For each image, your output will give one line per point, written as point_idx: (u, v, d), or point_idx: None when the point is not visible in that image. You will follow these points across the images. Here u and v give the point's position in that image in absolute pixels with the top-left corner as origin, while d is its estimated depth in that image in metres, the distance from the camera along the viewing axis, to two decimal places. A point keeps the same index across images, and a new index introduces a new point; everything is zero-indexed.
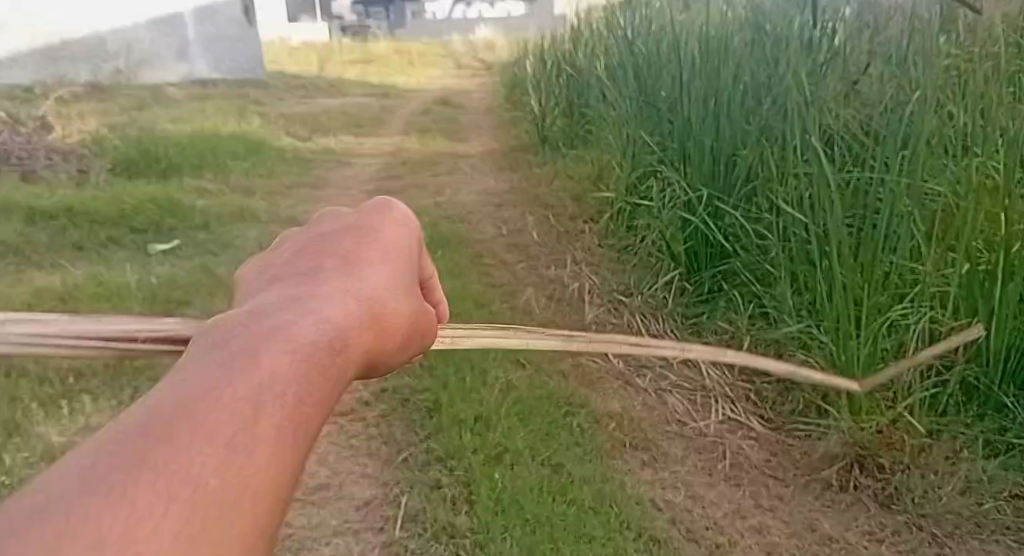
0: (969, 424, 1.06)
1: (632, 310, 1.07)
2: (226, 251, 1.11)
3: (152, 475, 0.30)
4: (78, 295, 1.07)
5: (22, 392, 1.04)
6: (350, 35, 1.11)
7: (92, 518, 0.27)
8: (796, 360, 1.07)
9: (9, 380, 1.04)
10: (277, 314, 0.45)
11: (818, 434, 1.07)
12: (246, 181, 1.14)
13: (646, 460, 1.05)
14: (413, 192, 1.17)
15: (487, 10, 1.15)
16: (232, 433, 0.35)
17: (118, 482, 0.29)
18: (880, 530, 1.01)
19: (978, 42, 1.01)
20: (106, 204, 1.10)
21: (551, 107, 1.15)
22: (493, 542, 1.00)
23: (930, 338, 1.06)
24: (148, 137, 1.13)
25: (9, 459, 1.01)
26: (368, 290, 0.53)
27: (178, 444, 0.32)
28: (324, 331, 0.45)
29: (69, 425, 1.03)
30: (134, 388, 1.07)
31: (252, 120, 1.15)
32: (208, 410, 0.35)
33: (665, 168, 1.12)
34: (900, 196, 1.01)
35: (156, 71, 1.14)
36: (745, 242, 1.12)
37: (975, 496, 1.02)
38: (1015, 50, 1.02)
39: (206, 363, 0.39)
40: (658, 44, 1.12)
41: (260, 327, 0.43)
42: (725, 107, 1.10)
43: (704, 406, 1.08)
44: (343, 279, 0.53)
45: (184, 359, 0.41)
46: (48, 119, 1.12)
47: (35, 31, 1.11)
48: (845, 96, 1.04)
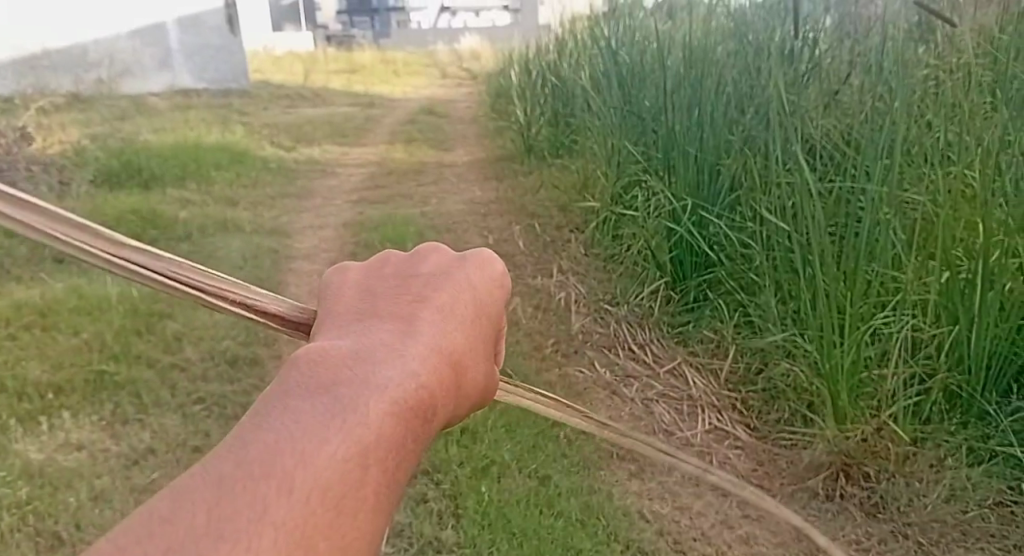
0: (953, 432, 1.05)
1: (618, 319, 1.12)
2: (208, 262, 1.12)
3: None
4: (58, 309, 1.06)
5: (1, 408, 1.04)
6: (334, 45, 1.09)
7: None
8: (780, 368, 1.09)
9: None
10: (366, 365, 0.32)
11: (804, 442, 1.07)
12: (230, 192, 1.15)
13: (634, 470, 1.06)
14: (400, 201, 1.17)
15: (473, 18, 1.10)
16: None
17: None
18: (867, 539, 1.02)
19: (956, 54, 0.99)
20: (86, 215, 1.10)
21: (536, 116, 1.15)
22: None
23: (914, 345, 1.06)
24: (130, 148, 1.12)
25: None
26: (459, 353, 0.35)
27: None
28: (412, 402, 0.32)
29: (48, 441, 1.03)
30: (114, 404, 1.05)
31: (236, 130, 1.14)
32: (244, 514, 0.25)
33: (650, 177, 1.16)
34: (883, 205, 1.03)
35: (138, 81, 1.11)
36: (730, 251, 1.15)
37: (960, 504, 1.02)
38: (990, 60, 0.99)
39: (283, 421, 0.29)
40: (642, 54, 1.11)
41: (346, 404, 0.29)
42: (708, 118, 1.12)
43: (691, 414, 1.10)
44: (431, 337, 0.35)
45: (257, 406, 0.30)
46: (29, 130, 1.09)
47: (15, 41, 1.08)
48: (825, 107, 1.05)
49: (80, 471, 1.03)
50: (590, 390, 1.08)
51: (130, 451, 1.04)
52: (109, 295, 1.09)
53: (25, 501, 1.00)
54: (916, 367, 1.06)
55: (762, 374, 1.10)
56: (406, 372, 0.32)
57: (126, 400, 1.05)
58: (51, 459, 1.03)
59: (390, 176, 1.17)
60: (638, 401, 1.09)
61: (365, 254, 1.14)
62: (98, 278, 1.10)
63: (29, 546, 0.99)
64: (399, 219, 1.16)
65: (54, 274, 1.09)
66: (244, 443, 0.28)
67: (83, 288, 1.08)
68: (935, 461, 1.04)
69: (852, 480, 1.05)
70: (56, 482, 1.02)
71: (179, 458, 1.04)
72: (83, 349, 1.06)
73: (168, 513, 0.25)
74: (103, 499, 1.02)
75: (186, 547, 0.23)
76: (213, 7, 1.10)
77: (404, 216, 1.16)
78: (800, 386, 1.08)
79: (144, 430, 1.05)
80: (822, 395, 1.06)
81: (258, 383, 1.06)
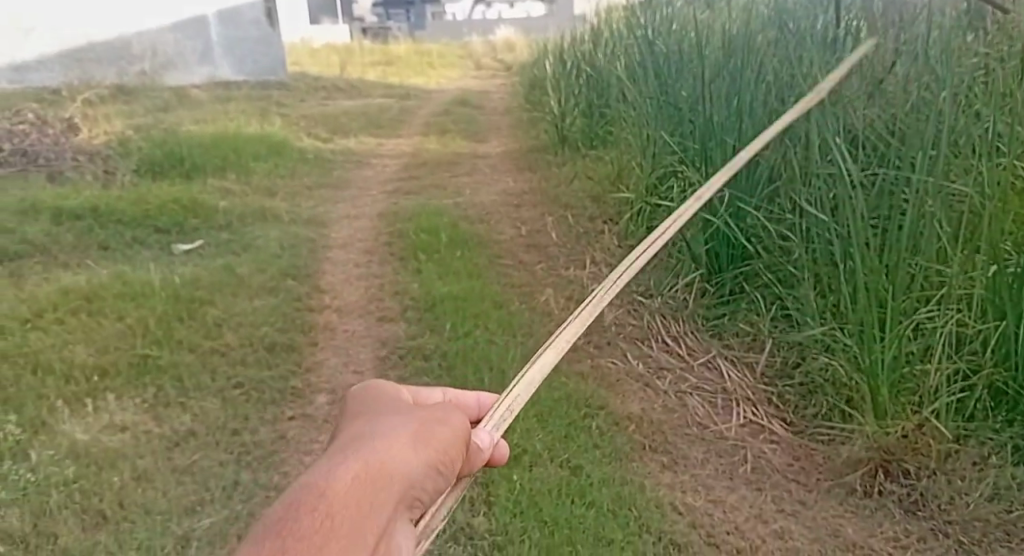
0: (998, 430, 1.00)
1: (651, 311, 1.12)
2: (247, 252, 1.14)
3: None
4: (104, 295, 1.08)
5: (48, 389, 1.02)
6: (370, 36, 1.16)
7: None
8: (820, 363, 1.05)
9: (36, 378, 1.02)
10: (351, 448, 0.38)
11: (842, 438, 1.02)
12: (269, 182, 1.17)
13: (667, 462, 1.01)
14: (434, 192, 1.19)
15: (507, 10, 1.16)
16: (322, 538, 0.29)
17: None
18: (906, 537, 0.94)
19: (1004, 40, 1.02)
20: (130, 204, 1.12)
21: (571, 107, 1.19)
22: (512, 545, 0.93)
23: (959, 341, 1.01)
24: (172, 138, 1.15)
25: (34, 456, 0.98)
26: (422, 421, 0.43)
27: None
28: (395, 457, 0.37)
29: (95, 422, 1.02)
30: (158, 388, 1.05)
31: (274, 121, 1.18)
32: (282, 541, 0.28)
33: (686, 167, 1.20)
34: (928, 195, 0.96)
35: (180, 73, 1.15)
36: (768, 243, 1.14)
37: (1004, 503, 0.96)
38: None
39: (297, 490, 0.33)
40: (680, 43, 1.17)
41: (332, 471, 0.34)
42: (747, 106, 1.16)
43: (724, 407, 1.05)
44: (408, 417, 0.44)
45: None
46: (75, 121, 1.11)
47: (62, 34, 1.10)
48: (867, 97, 1.07)
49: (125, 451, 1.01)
50: (620, 381, 1.06)
51: (171, 434, 1.03)
52: (151, 281, 1.09)
53: (73, 479, 0.98)
54: (960, 362, 1.01)
55: (799, 368, 1.06)
56: (360, 451, 0.37)
57: (168, 381, 1.05)
58: (97, 440, 1.01)
59: (422, 167, 1.20)
60: (670, 392, 1.06)
61: (400, 242, 1.16)
62: (141, 265, 1.10)
63: (76, 523, 0.96)
64: (433, 208, 1.18)
65: (98, 262, 1.11)
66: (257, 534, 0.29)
67: (126, 274, 1.09)
68: (980, 459, 0.99)
69: (891, 477, 0.99)
70: (101, 462, 1.00)
71: (218, 440, 1.04)
72: (126, 334, 1.07)
73: None
74: (146, 479, 1.01)
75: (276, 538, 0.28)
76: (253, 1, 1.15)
77: (437, 207, 1.17)
78: (839, 381, 1.04)
79: (186, 412, 1.04)
80: (861, 390, 1.02)
81: (294, 367, 1.09)
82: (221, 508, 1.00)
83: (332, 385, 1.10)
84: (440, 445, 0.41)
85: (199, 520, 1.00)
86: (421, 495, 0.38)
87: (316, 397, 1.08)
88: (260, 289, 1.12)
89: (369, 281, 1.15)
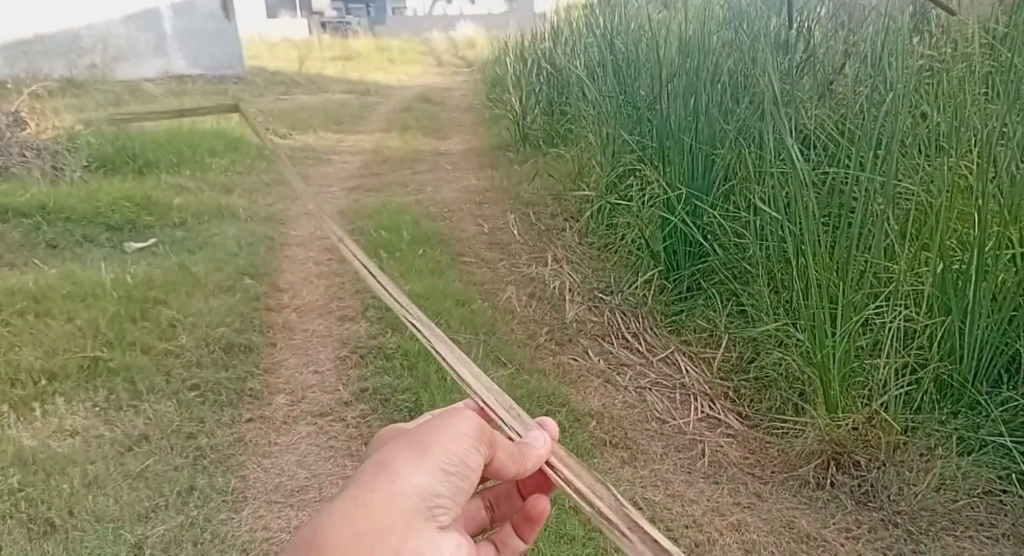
0: (943, 422, 0.96)
1: (611, 308, 1.16)
2: (202, 249, 1.27)
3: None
4: (52, 296, 1.29)
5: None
6: (330, 31, 1.17)
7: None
8: (773, 358, 1.05)
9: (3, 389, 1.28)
10: (395, 475, 0.87)
11: (796, 431, 1.04)
12: (225, 178, 1.27)
13: (626, 458, 1.15)
14: (396, 189, 1.25)
15: (468, 7, 1.17)
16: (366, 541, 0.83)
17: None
18: (856, 527, 1.02)
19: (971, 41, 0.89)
20: (84, 201, 1.27)
21: (532, 105, 1.17)
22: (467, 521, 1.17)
23: (905, 336, 0.96)
24: (125, 133, 1.26)
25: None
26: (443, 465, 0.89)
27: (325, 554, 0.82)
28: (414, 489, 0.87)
29: (43, 426, 1.28)
30: (108, 388, 1.28)
31: (232, 118, 1.25)
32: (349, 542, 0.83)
33: (644, 167, 1.13)
34: (874, 194, 0.93)
35: (130, 66, 1.24)
36: (723, 239, 1.08)
37: (949, 493, 0.97)
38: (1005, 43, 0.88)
39: (358, 507, 0.85)
40: (637, 42, 1.10)
41: (375, 498, 0.86)
42: (704, 108, 1.06)
43: (683, 403, 1.11)
44: (433, 462, 0.89)
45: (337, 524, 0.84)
46: (22, 115, 1.26)
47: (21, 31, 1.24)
48: (819, 96, 0.97)
49: (74, 457, 1.28)
50: (583, 378, 1.16)
51: (126, 437, 1.29)
52: (104, 281, 1.28)
53: (18, 488, 1.28)
54: (908, 357, 0.96)
55: (754, 363, 1.06)
56: (388, 483, 0.86)
57: (121, 386, 1.28)
58: (45, 445, 1.28)
59: (384, 163, 1.25)
60: (630, 389, 1.14)
61: (361, 242, 1.24)
62: (91, 264, 1.28)
63: (24, 531, 1.27)
64: (398, 207, 1.25)
65: (47, 260, 1.29)
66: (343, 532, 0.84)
67: (76, 273, 1.28)
68: (927, 450, 0.97)
69: (843, 468, 1.02)
70: (49, 469, 1.28)
71: (174, 444, 1.28)
72: (77, 334, 1.28)
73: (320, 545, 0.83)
74: (97, 485, 1.28)
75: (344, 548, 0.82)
76: None
77: (402, 206, 1.25)
78: (792, 375, 1.04)
79: (139, 415, 1.28)
80: (813, 384, 1.02)
81: (253, 368, 1.26)
82: (175, 514, 1.28)
83: (290, 386, 1.25)
84: (456, 461, 0.90)
85: (153, 527, 1.29)
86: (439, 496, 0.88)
87: None
88: (218, 288, 1.27)
89: (328, 280, 1.25)
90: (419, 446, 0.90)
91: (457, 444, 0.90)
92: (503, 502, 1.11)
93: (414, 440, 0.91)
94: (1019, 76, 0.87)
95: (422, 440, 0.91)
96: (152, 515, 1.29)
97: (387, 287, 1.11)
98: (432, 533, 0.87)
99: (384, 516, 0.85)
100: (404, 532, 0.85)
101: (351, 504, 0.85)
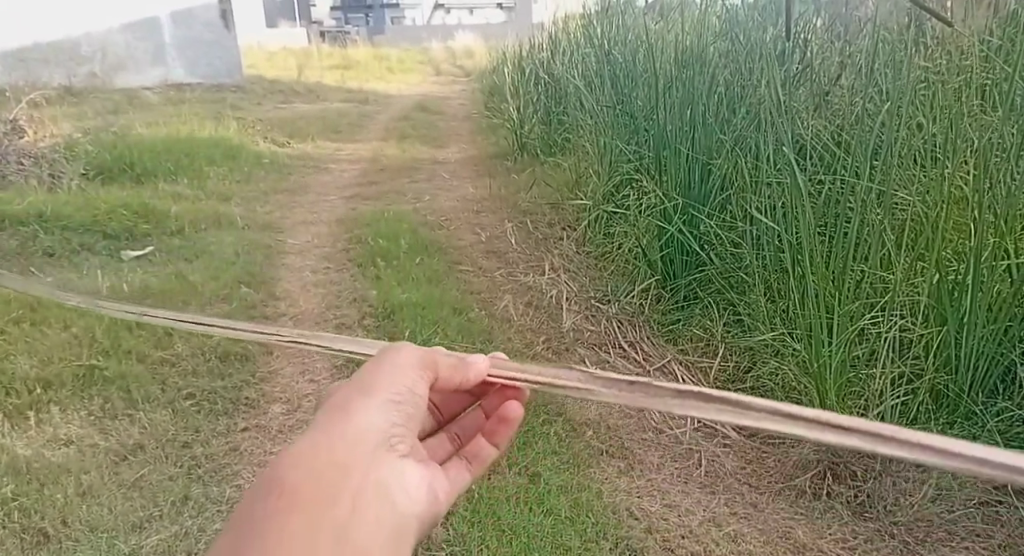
0: (939, 433, 0.96)
1: (608, 316, 1.18)
2: (198, 259, 1.27)
3: (254, 520, 0.69)
4: (50, 304, 1.32)
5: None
6: (328, 40, 1.17)
7: (240, 520, 0.69)
8: (769, 367, 1.07)
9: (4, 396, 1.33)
10: (348, 415, 0.77)
11: (792, 441, 1.03)
12: (221, 187, 1.25)
13: (623, 467, 1.15)
14: (394, 197, 1.26)
15: (467, 17, 1.16)
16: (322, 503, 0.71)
17: (242, 524, 0.69)
18: (853, 537, 1.01)
19: (964, 53, 0.87)
20: (81, 210, 1.28)
21: (530, 114, 1.18)
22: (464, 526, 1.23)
23: (901, 347, 0.97)
24: (122, 140, 1.26)
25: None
26: (397, 396, 0.80)
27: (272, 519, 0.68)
28: (370, 429, 0.77)
29: (39, 434, 1.31)
30: (103, 397, 1.29)
31: (229, 125, 1.24)
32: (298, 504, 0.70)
33: (641, 176, 1.13)
34: (870, 205, 0.94)
35: (129, 74, 1.24)
36: (720, 248, 1.09)
37: (945, 504, 0.94)
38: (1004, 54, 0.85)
39: (310, 460, 0.73)
40: (634, 53, 1.09)
41: (330, 447, 0.74)
42: (700, 119, 1.07)
43: (680, 412, 1.10)
44: (387, 393, 0.80)
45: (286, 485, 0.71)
46: (19, 123, 1.30)
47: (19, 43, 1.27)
48: (815, 106, 0.96)
49: (68, 466, 1.30)
50: None
51: (120, 446, 1.30)
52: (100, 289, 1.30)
53: (12, 497, 1.31)
54: (904, 367, 0.97)
55: (751, 372, 1.09)
56: (341, 424, 0.76)
57: (116, 395, 1.29)
58: (40, 454, 1.31)
59: (382, 171, 1.25)
60: None
61: (354, 250, 1.26)
62: (88, 273, 1.30)
63: (14, 541, 1.29)
64: (396, 214, 1.26)
65: (44, 266, 1.32)
66: (294, 488, 0.71)
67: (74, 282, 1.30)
68: None
69: (841, 479, 1.01)
70: (43, 478, 1.31)
71: (168, 453, 1.28)
72: (73, 342, 1.31)
73: (266, 511, 0.69)
74: (92, 495, 1.29)
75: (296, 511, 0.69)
76: (209, 2, 1.18)
77: (401, 213, 1.26)
78: (788, 384, 1.07)
79: (134, 424, 1.29)
80: (808, 393, 1.05)
81: (248, 378, 1.26)
82: (170, 524, 1.27)
83: (286, 395, 1.25)
84: (411, 393, 0.81)
85: (147, 537, 1.27)
86: (398, 432, 0.79)
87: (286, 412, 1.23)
88: (215, 297, 1.28)
89: (324, 289, 1.27)
90: (367, 380, 0.80)
91: (411, 376, 0.82)
92: (470, 425, 1.00)
93: (360, 376, 0.81)
94: (1015, 86, 0.85)
95: (368, 374, 0.81)
96: (146, 526, 1.28)
97: (236, 328, 1.17)
98: (393, 466, 0.78)
99: (342, 460, 0.74)
100: (361, 479, 0.74)
101: (299, 462, 0.73)
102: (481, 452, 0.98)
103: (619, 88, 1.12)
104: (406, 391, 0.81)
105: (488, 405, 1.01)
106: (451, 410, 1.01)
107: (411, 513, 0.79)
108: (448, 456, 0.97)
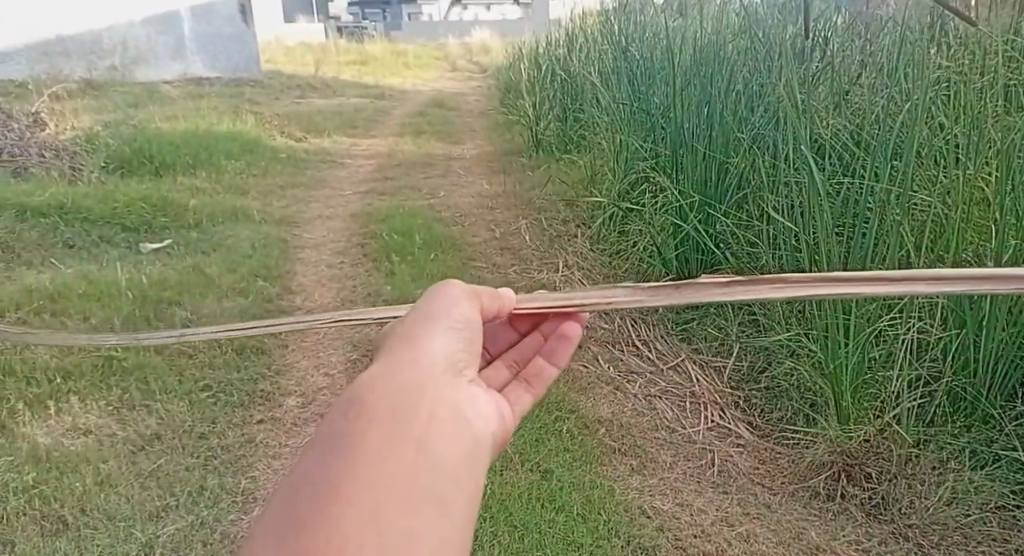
0: (955, 435, 0.95)
1: (623, 313, 1.14)
2: (215, 251, 1.28)
3: (334, 438, 0.63)
4: (71, 293, 1.30)
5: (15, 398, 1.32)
6: (345, 35, 1.19)
7: (319, 441, 0.64)
8: (784, 367, 1.03)
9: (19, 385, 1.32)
10: (409, 341, 0.73)
11: (806, 442, 1.04)
12: (238, 179, 1.26)
13: (636, 466, 1.15)
14: (410, 193, 1.26)
15: (484, 13, 1.16)
16: (400, 418, 0.66)
17: (323, 444, 0.63)
18: (867, 539, 1.03)
19: (986, 55, 0.88)
20: (101, 202, 1.28)
21: (546, 111, 1.18)
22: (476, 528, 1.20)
23: (918, 348, 0.95)
24: (143, 133, 1.26)
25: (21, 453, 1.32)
26: (458, 322, 0.76)
27: (355, 435, 0.63)
28: (435, 352, 0.73)
29: (58, 424, 1.31)
30: (122, 387, 1.30)
31: (247, 119, 1.25)
32: (377, 420, 0.65)
33: (657, 174, 1.13)
34: (889, 205, 0.95)
35: (149, 68, 1.24)
36: (735, 247, 1.08)
37: (959, 506, 0.97)
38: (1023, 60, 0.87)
39: (381, 381, 0.68)
40: (651, 49, 1.09)
41: (400, 367, 0.70)
42: (717, 116, 1.06)
43: (693, 412, 1.11)
44: (447, 319, 0.76)
45: (362, 404, 0.66)
46: (42, 115, 1.28)
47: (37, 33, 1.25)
48: (834, 106, 0.96)
49: (87, 456, 1.31)
50: (592, 385, 1.17)
51: (137, 436, 1.30)
52: (119, 279, 1.29)
53: (32, 485, 1.32)
54: (920, 371, 0.95)
55: (765, 372, 1.05)
56: (407, 347, 0.72)
57: (134, 385, 1.30)
58: (59, 442, 1.31)
59: (398, 167, 1.25)
60: (640, 397, 1.13)
61: (371, 245, 1.26)
62: (108, 264, 1.29)
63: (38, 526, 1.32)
64: (411, 210, 1.25)
65: (64, 258, 1.30)
66: (370, 404, 0.66)
67: (93, 273, 1.30)
68: (938, 463, 0.97)
69: (854, 480, 1.02)
70: (62, 467, 1.32)
71: (185, 443, 1.30)
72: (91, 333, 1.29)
73: (345, 428, 0.64)
74: (110, 483, 1.31)
75: (377, 426, 0.64)
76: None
77: (416, 209, 1.25)
78: (805, 385, 1.02)
79: (152, 415, 1.30)
80: (825, 396, 1.01)
81: (265, 370, 1.27)
82: (185, 514, 1.31)
83: (301, 388, 1.27)
84: (471, 320, 0.78)
85: (163, 526, 1.32)
86: (464, 357, 0.75)
87: (286, 401, 1.27)
88: (230, 290, 1.28)
89: (340, 284, 1.27)
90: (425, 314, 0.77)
91: (466, 305, 0.78)
92: (527, 349, 0.99)
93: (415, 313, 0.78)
94: None
95: (420, 308, 0.77)
96: (163, 515, 1.32)
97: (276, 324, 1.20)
98: (463, 390, 0.74)
99: (415, 378, 0.69)
100: (435, 398, 0.69)
101: (379, 384, 0.68)
102: (542, 372, 0.98)
103: (638, 82, 1.11)
104: (465, 317, 0.77)
105: (542, 328, 1.00)
106: (500, 343, 0.99)
107: (487, 437, 0.74)
108: (508, 382, 0.97)
